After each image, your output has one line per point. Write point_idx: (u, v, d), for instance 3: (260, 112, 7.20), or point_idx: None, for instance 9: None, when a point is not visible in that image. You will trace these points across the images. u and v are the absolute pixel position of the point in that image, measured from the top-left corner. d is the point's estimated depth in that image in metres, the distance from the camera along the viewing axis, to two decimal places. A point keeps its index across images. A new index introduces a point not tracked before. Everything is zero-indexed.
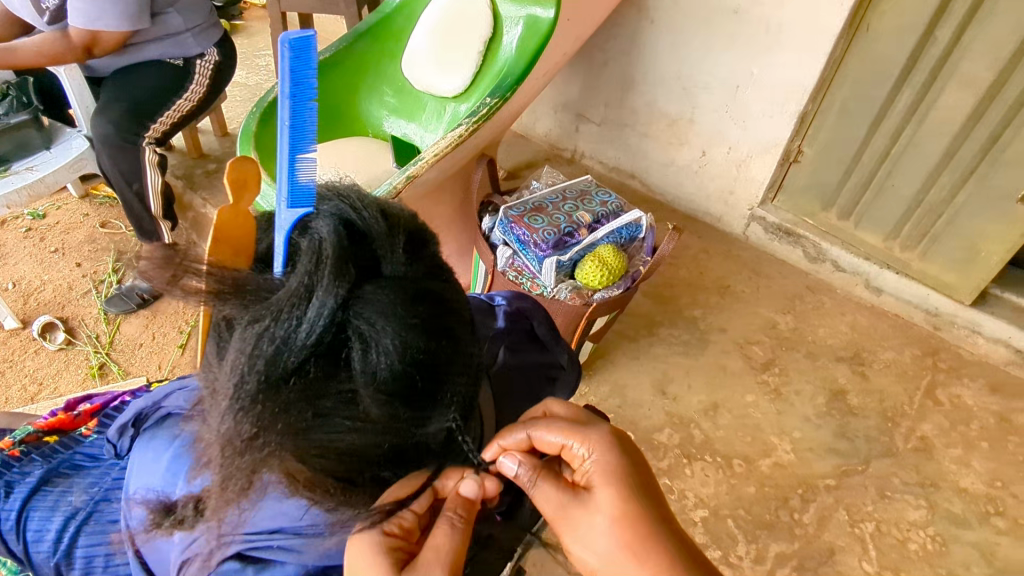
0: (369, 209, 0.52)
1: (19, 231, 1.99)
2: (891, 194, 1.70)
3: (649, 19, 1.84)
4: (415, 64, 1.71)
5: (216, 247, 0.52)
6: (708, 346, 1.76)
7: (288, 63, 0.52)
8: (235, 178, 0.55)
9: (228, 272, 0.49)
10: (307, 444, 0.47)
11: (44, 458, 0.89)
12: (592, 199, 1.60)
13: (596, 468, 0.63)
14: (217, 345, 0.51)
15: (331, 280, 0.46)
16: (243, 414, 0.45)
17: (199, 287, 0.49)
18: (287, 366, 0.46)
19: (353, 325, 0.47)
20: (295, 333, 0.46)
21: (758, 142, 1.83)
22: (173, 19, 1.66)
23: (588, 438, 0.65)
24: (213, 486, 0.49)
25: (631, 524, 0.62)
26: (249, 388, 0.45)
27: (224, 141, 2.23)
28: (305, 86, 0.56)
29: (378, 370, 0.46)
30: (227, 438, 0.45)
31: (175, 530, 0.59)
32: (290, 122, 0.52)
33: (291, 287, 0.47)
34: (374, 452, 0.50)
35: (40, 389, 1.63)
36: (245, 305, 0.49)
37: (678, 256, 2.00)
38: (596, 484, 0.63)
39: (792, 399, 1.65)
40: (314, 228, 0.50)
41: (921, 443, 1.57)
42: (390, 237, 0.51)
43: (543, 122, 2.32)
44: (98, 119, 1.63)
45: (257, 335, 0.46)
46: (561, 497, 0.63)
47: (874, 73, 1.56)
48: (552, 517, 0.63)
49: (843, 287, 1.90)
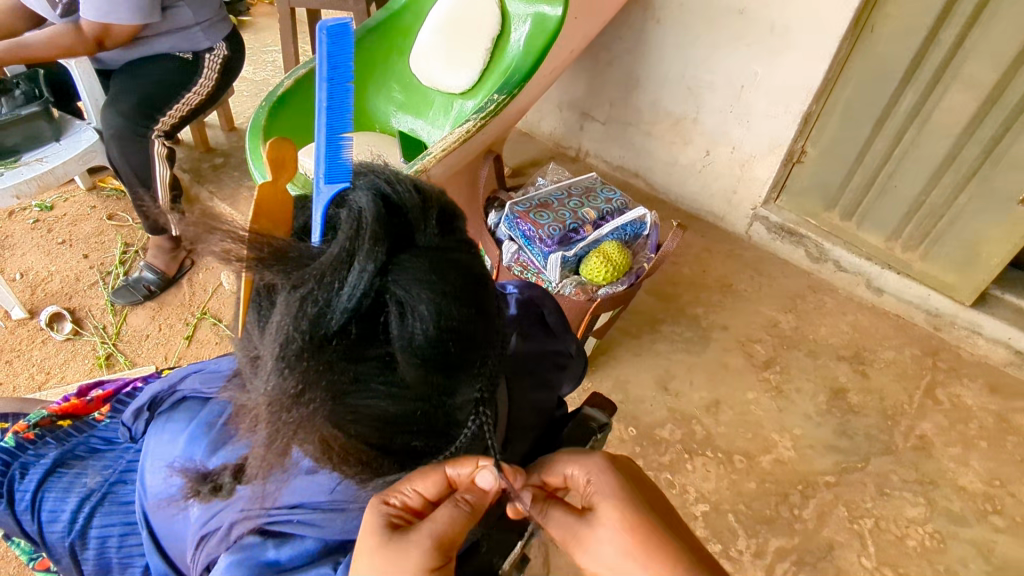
0: (403, 184, 0.51)
1: (26, 222, 2.00)
2: (893, 195, 1.72)
3: (654, 19, 1.85)
4: (423, 61, 1.72)
5: (257, 217, 0.49)
6: (710, 343, 1.77)
7: (326, 49, 0.47)
8: (274, 157, 0.49)
9: (269, 240, 0.48)
10: (345, 407, 0.47)
11: (59, 441, 0.91)
12: (596, 196, 1.61)
13: (599, 487, 0.60)
14: (257, 315, 0.50)
15: (370, 246, 0.46)
16: (289, 370, 0.45)
17: (240, 253, 0.48)
18: (330, 327, 0.46)
19: (391, 291, 0.47)
20: (336, 297, 0.46)
21: (761, 142, 1.85)
22: (182, 13, 1.67)
23: (608, 446, 0.65)
24: (255, 446, 0.49)
25: (639, 543, 0.56)
26: (294, 347, 0.45)
27: (230, 135, 2.24)
28: (344, 69, 0.49)
29: (414, 336, 0.46)
30: (273, 396, 0.45)
31: (210, 498, 0.59)
32: (328, 104, 0.48)
33: (332, 253, 0.47)
34: (408, 418, 0.50)
35: (48, 377, 1.65)
36: (287, 273, 0.48)
37: (682, 254, 2.01)
38: (625, 482, 0.63)
39: (793, 396, 1.66)
40: (352, 200, 0.49)
41: (920, 441, 1.58)
42: (423, 210, 0.50)
43: (548, 121, 2.34)
44: (107, 112, 1.65)
45: (300, 299, 0.46)
46: (594, 492, 0.60)
47: (878, 75, 1.58)
48: (564, 541, 0.60)
49: (846, 288, 1.92)
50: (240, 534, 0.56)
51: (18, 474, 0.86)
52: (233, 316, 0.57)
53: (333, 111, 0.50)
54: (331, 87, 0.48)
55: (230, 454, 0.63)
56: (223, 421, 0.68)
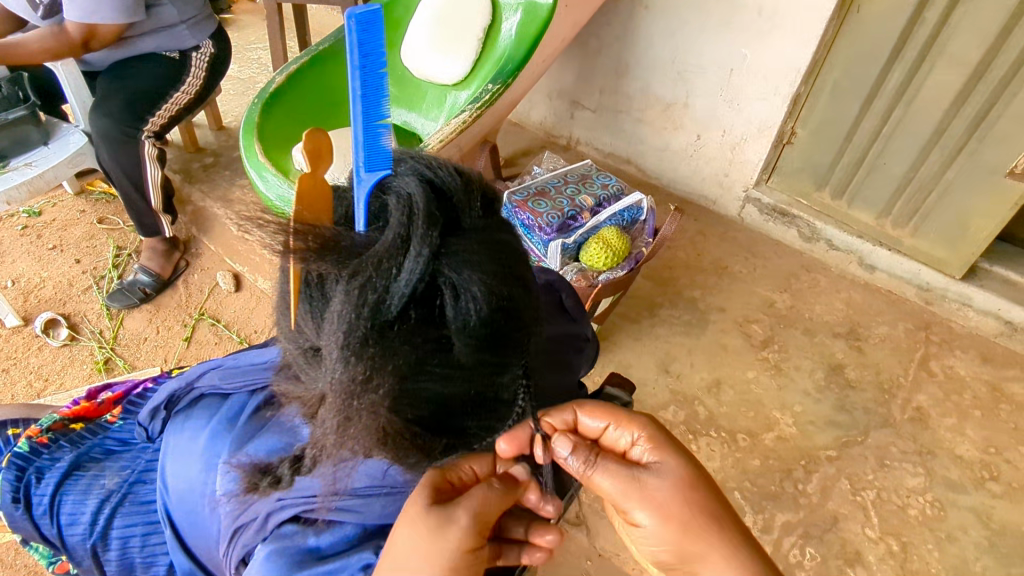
0: (444, 167, 0.51)
1: (15, 229, 1.97)
2: (883, 172, 1.75)
3: (642, 5, 1.86)
4: (414, 54, 1.71)
5: (298, 208, 0.49)
6: (709, 325, 1.79)
7: (355, 37, 0.48)
8: (310, 148, 0.48)
9: (315, 230, 0.48)
10: (405, 391, 0.48)
11: (73, 444, 0.92)
12: (593, 183, 1.62)
13: (653, 441, 0.64)
14: (310, 307, 0.50)
15: (424, 231, 0.46)
16: (356, 357, 0.46)
17: (293, 245, 0.48)
18: (389, 313, 0.46)
19: (444, 274, 0.47)
20: (394, 282, 0.46)
21: (752, 125, 1.86)
22: (168, 11, 1.65)
23: (639, 419, 0.66)
24: (319, 431, 0.51)
25: (694, 495, 0.61)
26: (359, 333, 0.46)
27: (219, 134, 2.21)
28: (375, 56, 0.51)
29: (469, 317, 0.47)
30: (343, 384, 0.46)
31: (271, 492, 0.57)
32: (361, 93, 0.48)
33: (386, 239, 0.47)
34: (462, 399, 0.51)
35: (46, 384, 1.63)
36: (339, 261, 0.48)
37: (677, 238, 2.02)
38: (656, 458, 0.63)
39: (792, 374, 1.69)
40: (397, 187, 0.49)
41: (917, 413, 1.61)
42: (467, 192, 0.50)
43: (538, 110, 2.34)
44: (95, 114, 1.62)
45: (360, 287, 0.46)
46: (624, 471, 0.62)
47: (866, 54, 1.60)
48: (616, 493, 0.62)
49: (838, 266, 1.94)
50: (279, 523, 0.57)
51: (34, 477, 0.87)
52: (276, 310, 0.57)
53: (368, 98, 0.50)
54: (364, 76, 0.49)
55: (274, 447, 0.63)
56: (252, 416, 0.69)
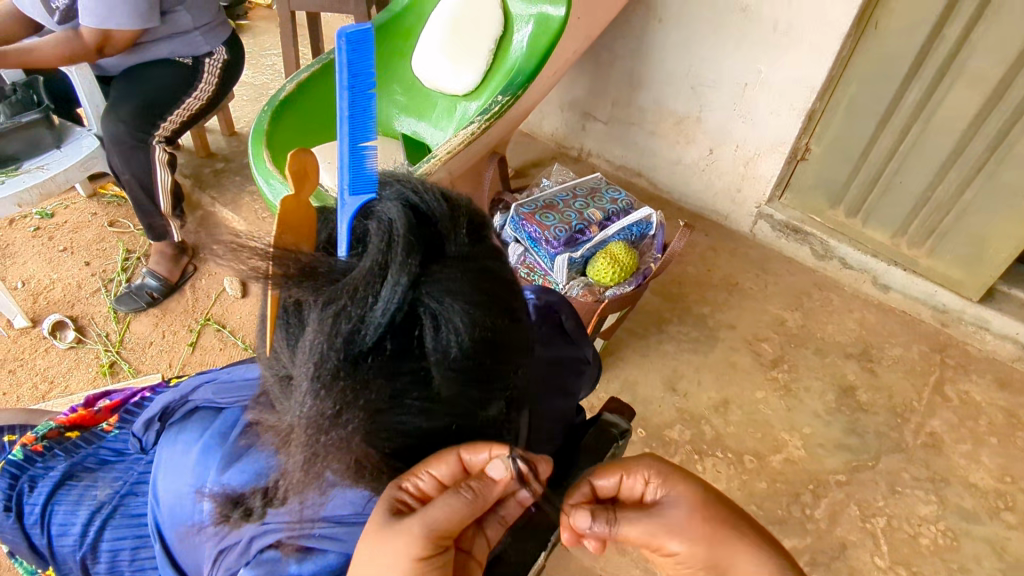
0: (430, 193, 0.50)
1: (27, 230, 1.99)
2: (898, 191, 1.71)
3: (657, 18, 1.84)
4: (426, 64, 1.70)
5: (281, 233, 0.48)
6: (718, 343, 1.76)
7: (345, 57, 0.46)
8: (296, 168, 0.49)
9: (295, 256, 0.47)
10: (378, 424, 0.47)
11: (67, 453, 0.92)
12: (601, 197, 1.60)
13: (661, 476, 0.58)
14: (287, 334, 0.49)
15: (404, 258, 0.45)
16: (325, 391, 0.44)
17: (268, 271, 0.47)
18: (364, 344, 0.45)
19: (424, 304, 0.46)
20: (370, 311, 0.45)
21: (766, 141, 1.84)
22: (183, 18, 1.65)
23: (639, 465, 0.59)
24: (289, 467, 0.49)
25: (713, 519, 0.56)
26: (330, 365, 0.44)
27: (231, 140, 2.22)
28: (364, 77, 0.51)
29: (450, 349, 0.45)
30: (310, 419, 0.45)
31: (243, 523, 0.57)
32: (348, 113, 0.48)
33: (364, 266, 0.46)
34: (442, 432, 0.51)
35: (51, 387, 1.64)
36: (316, 288, 0.47)
37: (687, 253, 2.00)
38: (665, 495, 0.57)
39: (802, 395, 1.65)
40: (380, 211, 0.48)
41: (930, 439, 1.57)
42: (452, 218, 0.49)
43: (550, 121, 2.33)
44: (108, 119, 1.63)
45: (334, 315, 0.45)
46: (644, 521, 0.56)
47: (883, 71, 1.57)
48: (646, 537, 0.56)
49: (851, 285, 1.91)
50: (260, 548, 0.55)
51: (27, 486, 0.88)
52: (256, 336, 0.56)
53: (354, 120, 0.49)
54: (353, 96, 0.49)
55: (251, 470, 0.61)
56: (240, 434, 0.66)
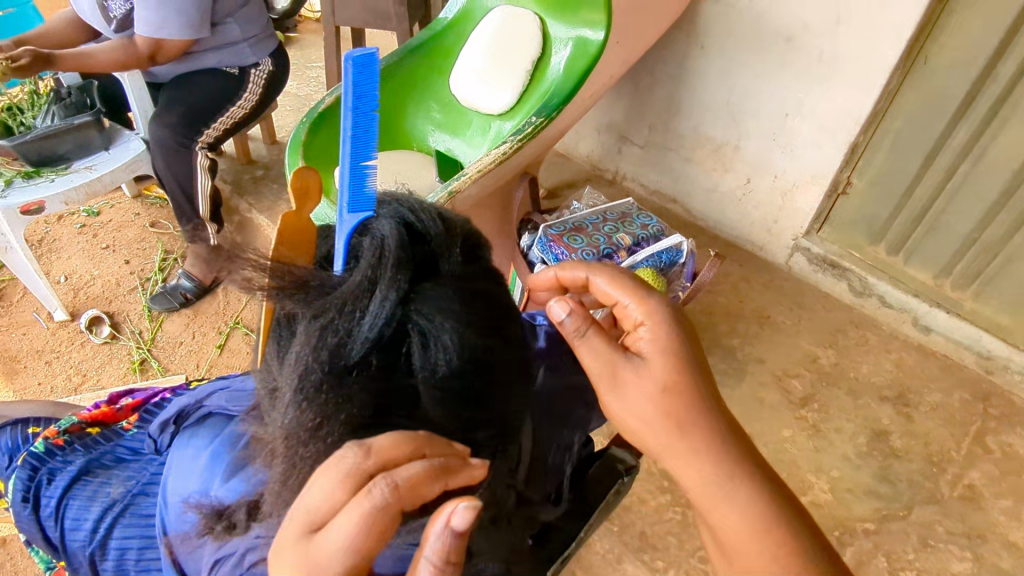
0: (428, 213, 0.52)
1: (73, 227, 2.06)
2: (945, 231, 1.65)
3: (698, 44, 1.82)
4: (463, 82, 1.71)
5: (279, 244, 0.53)
6: (746, 377, 1.71)
7: (350, 80, 0.54)
8: (297, 185, 0.57)
9: (291, 269, 0.51)
10: (362, 439, 0.48)
11: (86, 448, 0.94)
12: (632, 222, 1.58)
13: (657, 322, 0.66)
14: (279, 344, 0.52)
15: (392, 274, 0.47)
16: (307, 402, 0.46)
17: (264, 282, 0.50)
18: (350, 358, 0.47)
19: (412, 320, 0.48)
20: (357, 326, 0.47)
21: (806, 172, 1.79)
22: (232, 29, 1.71)
23: (645, 303, 0.68)
24: (273, 485, 0.49)
25: (679, 397, 0.63)
26: (314, 378, 0.46)
27: (272, 148, 2.28)
28: (369, 99, 0.58)
29: (436, 367, 0.47)
30: (291, 430, 0.47)
31: (226, 536, 0.59)
32: (351, 133, 0.54)
33: (355, 281, 0.48)
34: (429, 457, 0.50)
35: (84, 380, 1.68)
36: (308, 300, 0.50)
37: (718, 283, 1.96)
38: (647, 353, 0.65)
39: (831, 436, 1.59)
40: (375, 229, 0.50)
41: (967, 492, 1.49)
42: (447, 239, 0.51)
43: (586, 143, 2.32)
44: (155, 124, 1.69)
45: (321, 328, 0.48)
46: (608, 351, 0.65)
47: (931, 107, 1.52)
48: (596, 369, 0.65)
49: (890, 324, 1.84)
50: (250, 562, 0.57)
51: (45, 479, 0.90)
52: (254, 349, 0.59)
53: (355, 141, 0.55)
54: (355, 116, 0.56)
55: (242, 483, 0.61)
56: (240, 443, 0.66)
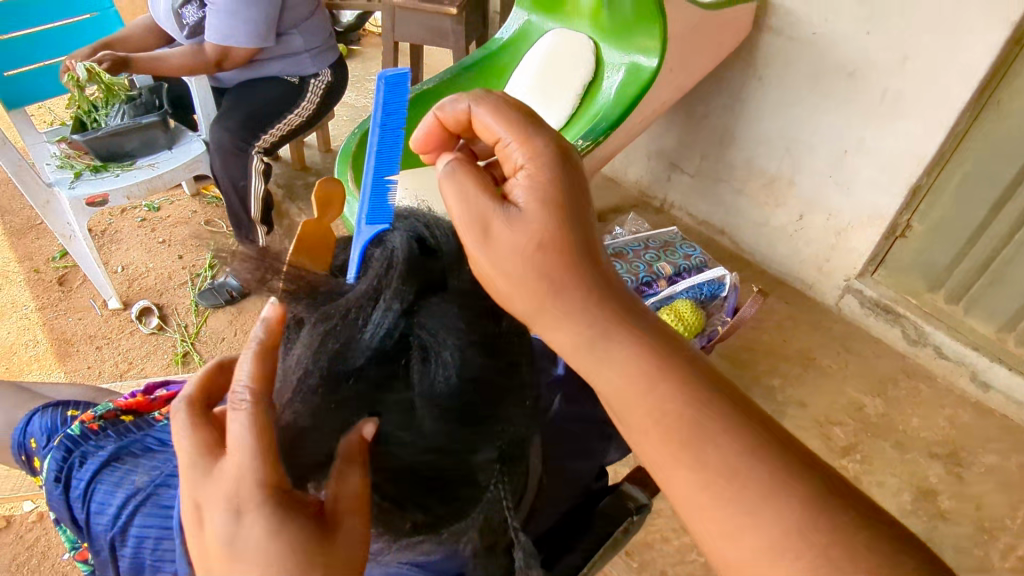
0: (443, 230, 0.53)
1: (134, 220, 2.16)
2: (1010, 284, 1.57)
3: (757, 75, 1.79)
4: (514, 101, 1.69)
5: (297, 252, 0.54)
6: (785, 420, 1.65)
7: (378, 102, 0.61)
8: (320, 194, 0.55)
9: (303, 274, 0.51)
10: None
11: (118, 434, 0.96)
12: (674, 251, 1.55)
13: (542, 170, 0.53)
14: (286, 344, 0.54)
15: (397, 285, 0.48)
16: (302, 406, 0.48)
17: (278, 287, 0.51)
18: (350, 366, 0.48)
19: (416, 334, 0.49)
20: (360, 335, 0.48)
21: (864, 213, 1.73)
22: (295, 40, 1.79)
23: (531, 145, 0.54)
24: None
25: (555, 252, 0.51)
26: (311, 382, 0.48)
27: (326, 156, 2.34)
28: (398, 116, 0.63)
29: (436, 383, 0.48)
30: (283, 430, 0.48)
31: None
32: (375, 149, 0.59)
33: (360, 290, 0.49)
34: (426, 476, 0.49)
35: (129, 367, 1.75)
36: (315, 305, 0.51)
37: (761, 319, 1.90)
38: (526, 202, 0.53)
39: (873, 490, 1.51)
40: (387, 240, 0.51)
41: (1021, 564, 1.39)
42: (458, 257, 0.53)
43: (635, 168, 2.30)
44: (216, 126, 1.75)
45: (323, 333, 0.49)
46: (478, 197, 0.53)
47: (999, 154, 1.46)
48: (462, 212, 0.53)
49: (945, 377, 1.74)
50: None
51: (78, 461, 0.92)
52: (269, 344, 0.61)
53: (382, 155, 0.60)
54: (383, 132, 0.61)
55: None
56: None
